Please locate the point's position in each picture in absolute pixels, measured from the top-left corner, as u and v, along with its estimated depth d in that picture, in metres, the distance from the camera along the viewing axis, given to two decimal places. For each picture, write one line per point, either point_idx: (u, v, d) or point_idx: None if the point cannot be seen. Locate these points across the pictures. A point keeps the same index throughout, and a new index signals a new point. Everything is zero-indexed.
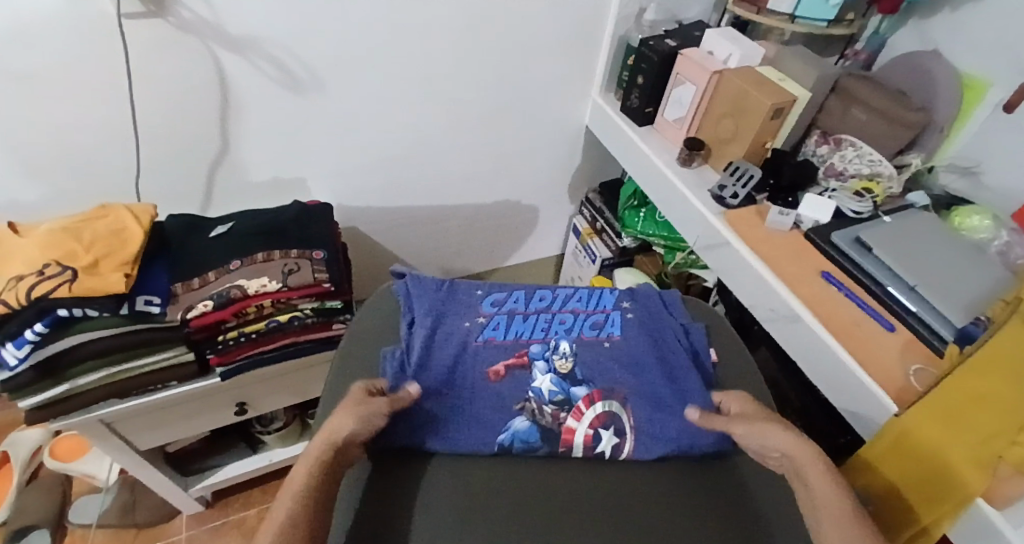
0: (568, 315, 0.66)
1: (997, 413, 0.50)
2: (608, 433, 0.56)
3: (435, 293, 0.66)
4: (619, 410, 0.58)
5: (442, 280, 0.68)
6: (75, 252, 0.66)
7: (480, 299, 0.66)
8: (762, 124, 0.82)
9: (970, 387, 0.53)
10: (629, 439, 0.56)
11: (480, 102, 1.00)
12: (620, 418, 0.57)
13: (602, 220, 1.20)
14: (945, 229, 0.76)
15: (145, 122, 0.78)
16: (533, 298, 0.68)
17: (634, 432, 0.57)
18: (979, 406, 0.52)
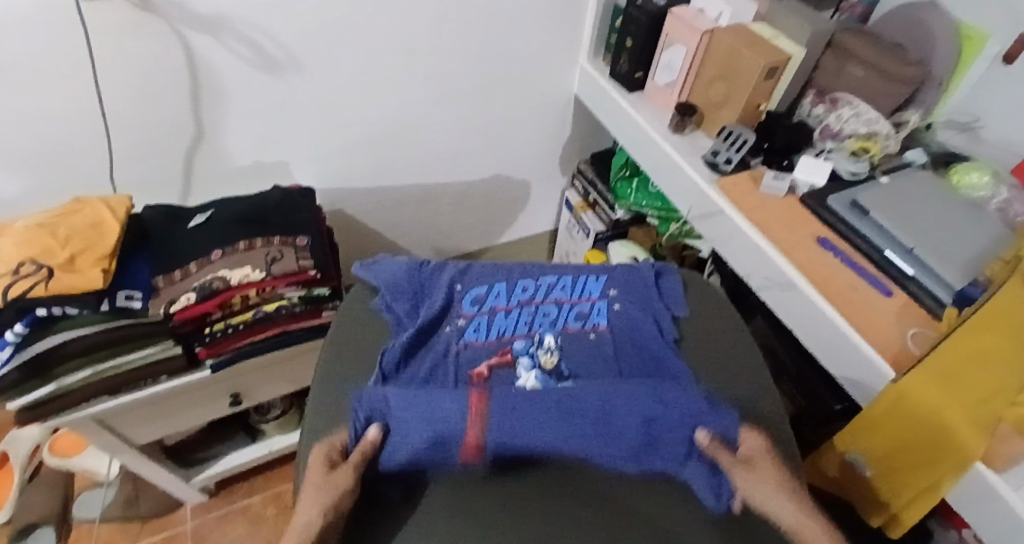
0: (551, 306, 0.64)
1: (1000, 367, 0.50)
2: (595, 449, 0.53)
3: (410, 290, 0.64)
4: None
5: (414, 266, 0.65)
6: (51, 248, 0.64)
7: (460, 295, 0.64)
8: (755, 86, 0.79)
9: (972, 345, 0.52)
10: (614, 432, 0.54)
11: (464, 75, 0.96)
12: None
13: (595, 192, 1.18)
14: (944, 188, 0.74)
15: (114, 111, 0.75)
16: (516, 289, 0.66)
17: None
18: (983, 361, 0.51)
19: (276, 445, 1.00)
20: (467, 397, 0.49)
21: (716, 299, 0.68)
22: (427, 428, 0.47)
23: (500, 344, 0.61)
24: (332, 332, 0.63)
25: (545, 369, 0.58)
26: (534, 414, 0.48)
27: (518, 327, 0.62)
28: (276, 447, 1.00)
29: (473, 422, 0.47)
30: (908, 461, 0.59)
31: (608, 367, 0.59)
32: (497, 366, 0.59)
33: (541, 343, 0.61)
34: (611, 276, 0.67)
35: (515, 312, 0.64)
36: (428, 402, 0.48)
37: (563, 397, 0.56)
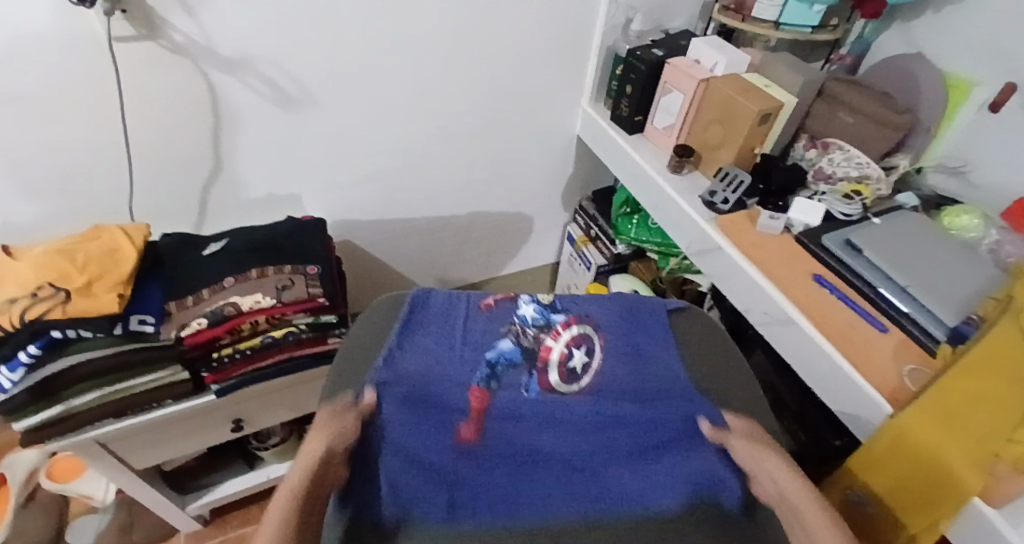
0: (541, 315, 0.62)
1: (995, 414, 0.51)
2: (581, 351, 0.56)
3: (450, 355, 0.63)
4: (593, 332, 0.58)
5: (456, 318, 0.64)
6: (69, 273, 0.66)
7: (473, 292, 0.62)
8: (750, 130, 0.82)
9: (966, 384, 0.53)
10: (592, 375, 0.56)
11: (472, 115, 1.01)
12: (593, 339, 0.58)
13: (596, 227, 1.21)
14: (935, 229, 0.76)
15: (138, 143, 0.79)
16: None
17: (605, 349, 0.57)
18: (977, 405, 0.52)
19: (274, 473, 1.00)
20: (469, 394, 0.53)
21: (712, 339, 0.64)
22: (405, 399, 0.52)
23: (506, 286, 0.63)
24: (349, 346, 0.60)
25: (544, 303, 0.61)
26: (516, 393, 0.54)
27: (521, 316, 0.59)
28: (272, 476, 0.99)
29: (477, 400, 0.53)
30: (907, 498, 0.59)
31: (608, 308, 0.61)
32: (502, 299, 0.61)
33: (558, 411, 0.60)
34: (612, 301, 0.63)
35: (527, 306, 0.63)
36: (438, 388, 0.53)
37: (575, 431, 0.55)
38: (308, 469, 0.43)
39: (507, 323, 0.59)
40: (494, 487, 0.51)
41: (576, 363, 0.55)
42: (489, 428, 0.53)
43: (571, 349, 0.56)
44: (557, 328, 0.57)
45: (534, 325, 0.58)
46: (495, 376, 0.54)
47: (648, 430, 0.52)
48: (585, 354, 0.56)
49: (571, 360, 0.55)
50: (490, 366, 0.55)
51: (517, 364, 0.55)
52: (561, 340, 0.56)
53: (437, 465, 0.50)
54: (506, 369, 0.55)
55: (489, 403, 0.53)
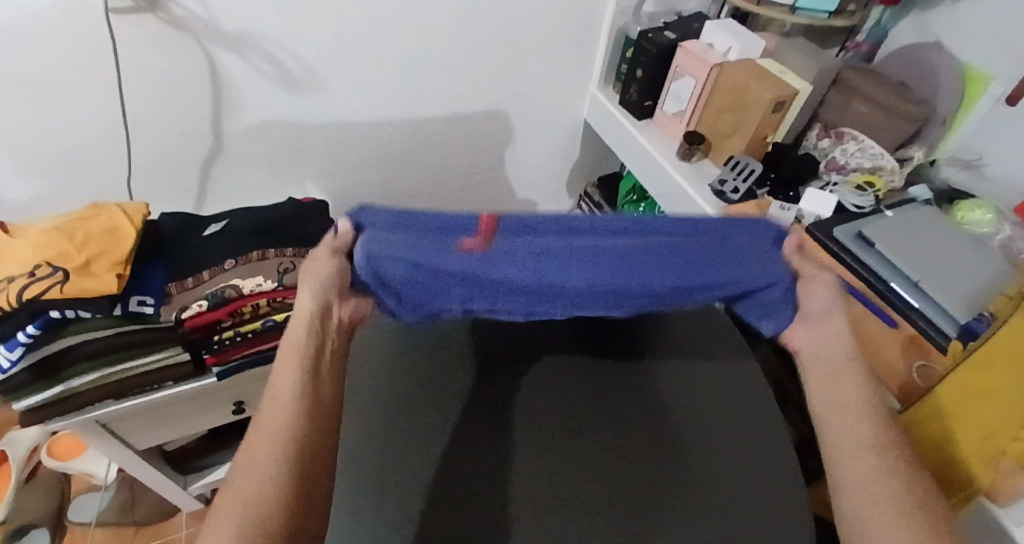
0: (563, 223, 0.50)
1: (1010, 403, 0.51)
2: (587, 225, 0.49)
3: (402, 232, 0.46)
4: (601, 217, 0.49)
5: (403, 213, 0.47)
6: (68, 252, 0.65)
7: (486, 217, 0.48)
8: (763, 118, 0.80)
9: (974, 380, 0.53)
10: (607, 237, 0.48)
11: (478, 97, 0.99)
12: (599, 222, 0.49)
13: (601, 214, 1.19)
14: (947, 223, 0.75)
15: (137, 120, 0.77)
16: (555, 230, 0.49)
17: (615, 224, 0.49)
18: (991, 395, 0.52)
19: None
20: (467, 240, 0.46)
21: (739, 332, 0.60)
22: (410, 270, 0.43)
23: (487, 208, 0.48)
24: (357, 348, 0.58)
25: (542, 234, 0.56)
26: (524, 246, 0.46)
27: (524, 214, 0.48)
28: None
29: (480, 237, 0.46)
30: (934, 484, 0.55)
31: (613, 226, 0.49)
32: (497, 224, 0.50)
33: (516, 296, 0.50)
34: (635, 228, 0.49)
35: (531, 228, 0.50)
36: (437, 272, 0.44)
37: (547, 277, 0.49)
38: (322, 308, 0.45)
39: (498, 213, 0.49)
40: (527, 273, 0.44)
41: (578, 252, 0.48)
42: (497, 245, 0.46)
43: (575, 227, 0.48)
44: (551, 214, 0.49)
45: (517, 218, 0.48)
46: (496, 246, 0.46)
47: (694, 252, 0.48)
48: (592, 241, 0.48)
49: (569, 249, 0.48)
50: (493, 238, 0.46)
51: (518, 237, 0.47)
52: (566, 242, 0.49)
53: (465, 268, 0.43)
54: (508, 242, 0.46)
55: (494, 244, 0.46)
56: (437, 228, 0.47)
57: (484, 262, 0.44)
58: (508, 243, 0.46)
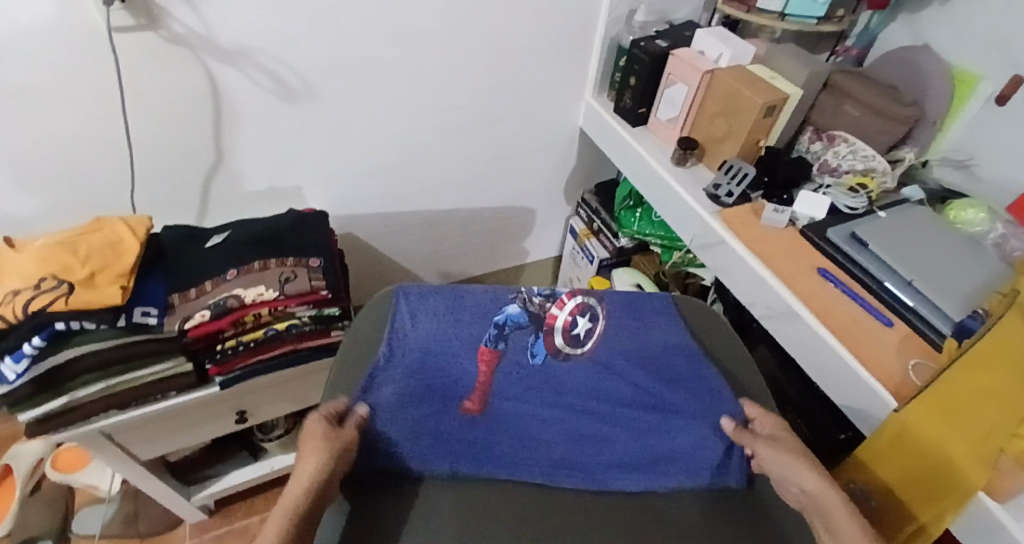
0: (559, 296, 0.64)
1: (1009, 408, 0.50)
2: (585, 319, 0.60)
3: (436, 305, 0.60)
4: (594, 303, 0.61)
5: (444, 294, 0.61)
6: (71, 265, 0.66)
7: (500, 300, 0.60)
8: (755, 122, 0.82)
9: (971, 379, 0.53)
10: (593, 340, 0.61)
11: (475, 107, 1.00)
12: (594, 308, 0.61)
13: (599, 220, 1.20)
14: (940, 222, 0.76)
15: (140, 134, 0.78)
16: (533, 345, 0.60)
17: (607, 314, 0.61)
18: (991, 398, 0.51)
19: (278, 464, 0.99)
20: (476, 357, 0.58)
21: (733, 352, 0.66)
22: (418, 365, 0.58)
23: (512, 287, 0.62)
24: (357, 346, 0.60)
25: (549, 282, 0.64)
26: (520, 391, 0.60)
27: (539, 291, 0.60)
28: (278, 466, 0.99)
29: (483, 371, 0.59)
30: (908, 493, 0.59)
31: (615, 308, 0.62)
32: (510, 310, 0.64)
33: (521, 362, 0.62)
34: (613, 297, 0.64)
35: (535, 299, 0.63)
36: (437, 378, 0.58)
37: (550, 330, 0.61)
38: (323, 468, 0.47)
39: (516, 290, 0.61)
40: (504, 443, 0.60)
41: (580, 330, 0.60)
42: (491, 401, 0.59)
43: (575, 317, 0.60)
44: (561, 297, 0.60)
45: (538, 294, 0.60)
46: (501, 337, 0.59)
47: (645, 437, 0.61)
48: (588, 321, 0.60)
49: (575, 327, 0.60)
50: (500, 328, 0.59)
51: (524, 326, 0.59)
52: (565, 310, 0.60)
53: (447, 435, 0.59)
54: (514, 332, 0.59)
55: (490, 378, 0.59)
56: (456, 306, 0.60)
57: (473, 433, 0.59)
58: (505, 376, 0.59)
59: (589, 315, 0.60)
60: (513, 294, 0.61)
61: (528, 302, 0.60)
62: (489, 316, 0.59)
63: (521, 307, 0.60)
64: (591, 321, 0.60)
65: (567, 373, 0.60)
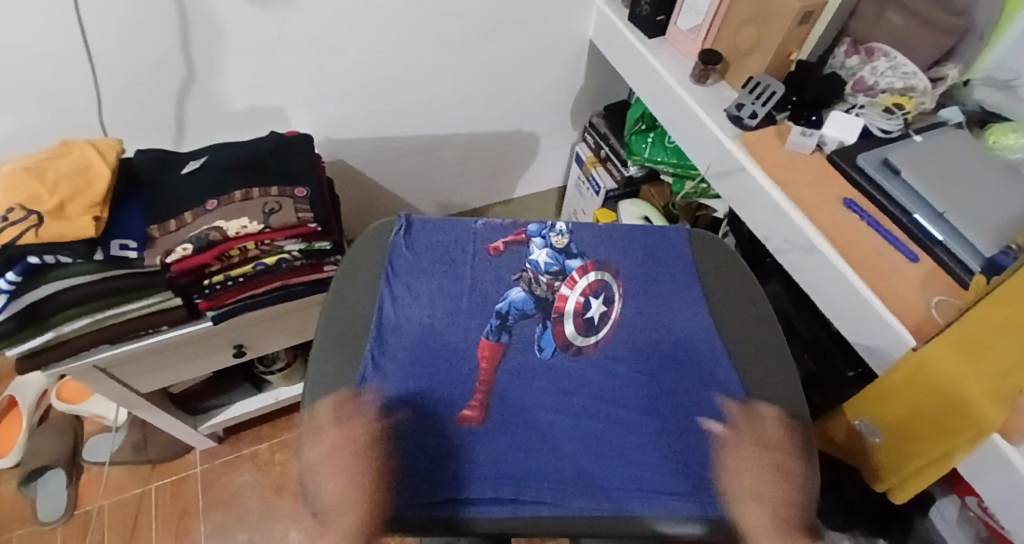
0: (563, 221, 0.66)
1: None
2: (598, 300, 0.59)
3: (447, 281, 0.60)
4: (611, 279, 0.61)
5: (458, 263, 0.61)
6: (40, 195, 0.61)
7: (474, 228, 0.64)
8: (787, 32, 0.73)
9: (994, 316, 0.48)
10: (611, 325, 0.57)
11: (474, 16, 0.90)
12: (612, 287, 0.60)
13: (607, 147, 1.13)
14: (977, 147, 0.70)
15: (100, 48, 0.70)
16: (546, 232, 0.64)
17: (623, 300, 0.60)
18: (1008, 333, 0.47)
19: (282, 395, 1.01)
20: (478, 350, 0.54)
21: (735, 268, 0.64)
22: (416, 354, 0.54)
23: (516, 225, 0.64)
24: (347, 308, 0.58)
25: (557, 246, 0.62)
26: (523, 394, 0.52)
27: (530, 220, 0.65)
28: (282, 397, 1.01)
29: (482, 370, 0.53)
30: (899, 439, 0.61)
31: (621, 250, 0.63)
32: (512, 242, 0.62)
33: (553, 228, 0.63)
34: (630, 236, 0.65)
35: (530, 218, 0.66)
36: (461, 340, 0.55)
37: (572, 272, 0.60)
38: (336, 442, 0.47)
39: (519, 270, 0.60)
40: (496, 455, 0.48)
41: (593, 312, 0.58)
42: (493, 406, 0.51)
43: (588, 298, 0.59)
44: (572, 276, 0.59)
45: (547, 271, 0.59)
46: (505, 328, 0.56)
47: (685, 447, 0.49)
48: (602, 303, 0.59)
49: (587, 309, 0.58)
50: (504, 316, 0.57)
51: (530, 315, 0.57)
52: (576, 290, 0.59)
53: (432, 433, 0.49)
54: (518, 321, 0.56)
55: (491, 381, 0.52)
56: (446, 222, 0.65)
57: (461, 447, 0.48)
58: (511, 370, 0.53)
59: (602, 297, 0.59)
60: (517, 276, 0.60)
61: (534, 283, 0.59)
62: (489, 308, 0.57)
63: (526, 290, 0.58)
64: (606, 304, 0.59)
65: (580, 377, 0.54)
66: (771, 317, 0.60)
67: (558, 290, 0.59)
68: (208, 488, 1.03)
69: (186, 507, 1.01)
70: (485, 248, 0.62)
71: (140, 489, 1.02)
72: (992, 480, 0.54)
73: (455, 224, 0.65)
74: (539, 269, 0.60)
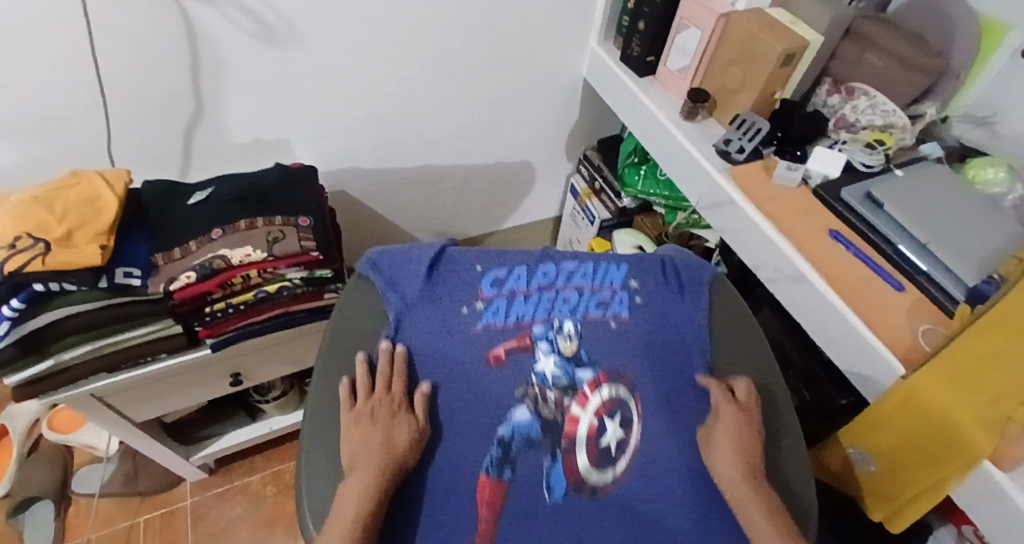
0: (573, 292, 0.58)
1: (1012, 372, 0.48)
2: (614, 422, 0.51)
3: (437, 360, 0.54)
4: (628, 396, 0.52)
5: (447, 332, 0.55)
6: (48, 223, 0.63)
7: (475, 273, 0.59)
8: (773, 72, 0.77)
9: (978, 347, 0.50)
10: (629, 455, 0.50)
11: (473, 54, 0.94)
12: (629, 405, 0.52)
13: (601, 178, 1.16)
14: (957, 182, 0.72)
15: (113, 82, 0.72)
16: (535, 273, 0.60)
17: (641, 419, 0.52)
18: (994, 365, 0.49)
19: (277, 425, 1.01)
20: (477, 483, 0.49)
21: (736, 300, 0.63)
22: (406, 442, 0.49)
23: (511, 292, 0.58)
24: (335, 365, 0.57)
25: (565, 352, 0.54)
26: (524, 496, 0.48)
27: (538, 311, 0.57)
28: (277, 427, 1.00)
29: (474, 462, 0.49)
30: (882, 478, 0.64)
31: (639, 356, 0.54)
32: (514, 349, 0.54)
33: (560, 329, 0.55)
34: (642, 303, 0.58)
35: (534, 295, 0.58)
36: (462, 430, 0.51)
37: (583, 385, 0.52)
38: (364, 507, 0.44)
39: (523, 383, 0.52)
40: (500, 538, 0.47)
41: (609, 439, 0.50)
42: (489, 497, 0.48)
43: (602, 420, 0.51)
44: (584, 393, 0.51)
45: (554, 387, 0.52)
46: (507, 461, 0.49)
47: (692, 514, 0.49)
48: (620, 427, 0.51)
49: (603, 435, 0.50)
50: (506, 445, 0.50)
51: (537, 443, 0.50)
52: (588, 410, 0.51)
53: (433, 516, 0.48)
54: (523, 452, 0.50)
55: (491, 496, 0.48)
56: (437, 302, 0.57)
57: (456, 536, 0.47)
58: (518, 493, 0.48)
59: (619, 417, 0.51)
60: (521, 391, 0.52)
61: (541, 403, 0.51)
62: (489, 432, 0.50)
63: (531, 411, 0.51)
64: (623, 428, 0.51)
65: (581, 475, 0.49)
66: (755, 349, 0.61)
67: (568, 410, 0.51)
68: (199, 521, 1.01)
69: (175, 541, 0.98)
70: (483, 355, 0.53)
71: (129, 522, 1.00)
72: (990, 509, 0.55)
73: (448, 314, 0.56)
74: (546, 383, 0.52)
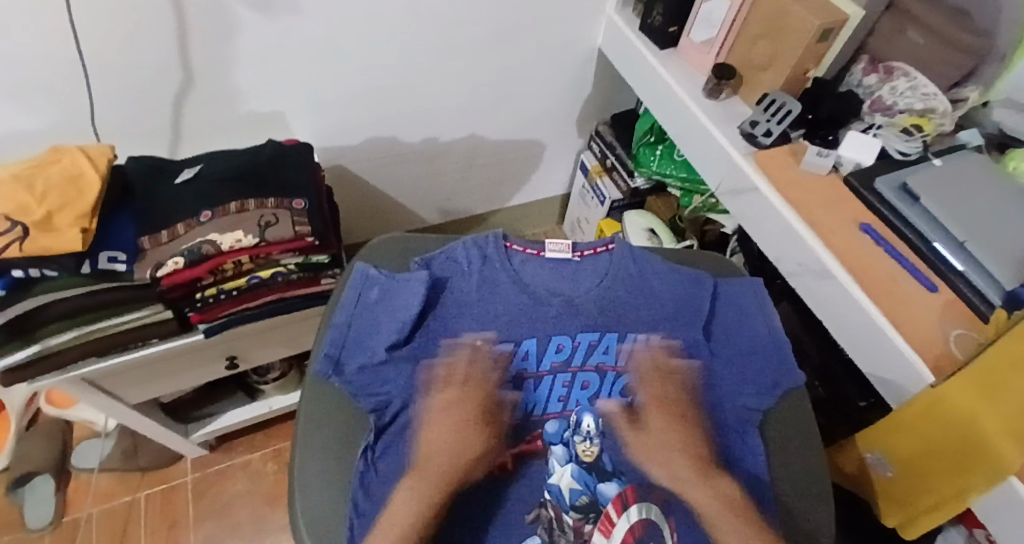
0: (593, 375, 0.53)
1: None
2: None
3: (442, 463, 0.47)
4: (659, 517, 0.47)
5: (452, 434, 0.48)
6: (27, 205, 0.59)
7: (480, 356, 0.52)
8: (806, 49, 0.71)
9: (1013, 350, 0.46)
10: None
11: (481, 22, 0.87)
12: (661, 531, 0.46)
13: (613, 156, 1.10)
14: (998, 173, 0.67)
15: (92, 51, 0.66)
16: (549, 350, 0.53)
17: None
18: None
19: (277, 404, 0.98)
20: None
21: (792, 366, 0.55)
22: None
23: (523, 378, 0.53)
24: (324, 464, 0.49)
25: (583, 462, 0.51)
26: None
27: (551, 401, 0.54)
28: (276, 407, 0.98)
29: None
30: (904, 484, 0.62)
31: (668, 457, 0.49)
32: (522, 455, 0.52)
33: (579, 427, 0.52)
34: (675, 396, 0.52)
35: (547, 380, 0.54)
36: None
37: (606, 505, 0.48)
38: None
39: (537, 503, 0.50)
40: None
41: None
42: None
43: None
44: (606, 517, 0.47)
45: (572, 509, 0.49)
46: None
47: None
48: None
49: None
50: None
51: None
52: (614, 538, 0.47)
53: None
54: None
55: None
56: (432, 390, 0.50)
57: None
58: None
59: None
60: (534, 516, 0.49)
61: (557, 529, 0.48)
62: None
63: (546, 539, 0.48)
64: None
65: None
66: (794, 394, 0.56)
67: (591, 537, 0.47)
68: (200, 497, 1.01)
69: (176, 518, 0.99)
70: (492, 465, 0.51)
71: (129, 498, 1.00)
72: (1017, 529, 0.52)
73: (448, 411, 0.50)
74: (563, 503, 0.49)
